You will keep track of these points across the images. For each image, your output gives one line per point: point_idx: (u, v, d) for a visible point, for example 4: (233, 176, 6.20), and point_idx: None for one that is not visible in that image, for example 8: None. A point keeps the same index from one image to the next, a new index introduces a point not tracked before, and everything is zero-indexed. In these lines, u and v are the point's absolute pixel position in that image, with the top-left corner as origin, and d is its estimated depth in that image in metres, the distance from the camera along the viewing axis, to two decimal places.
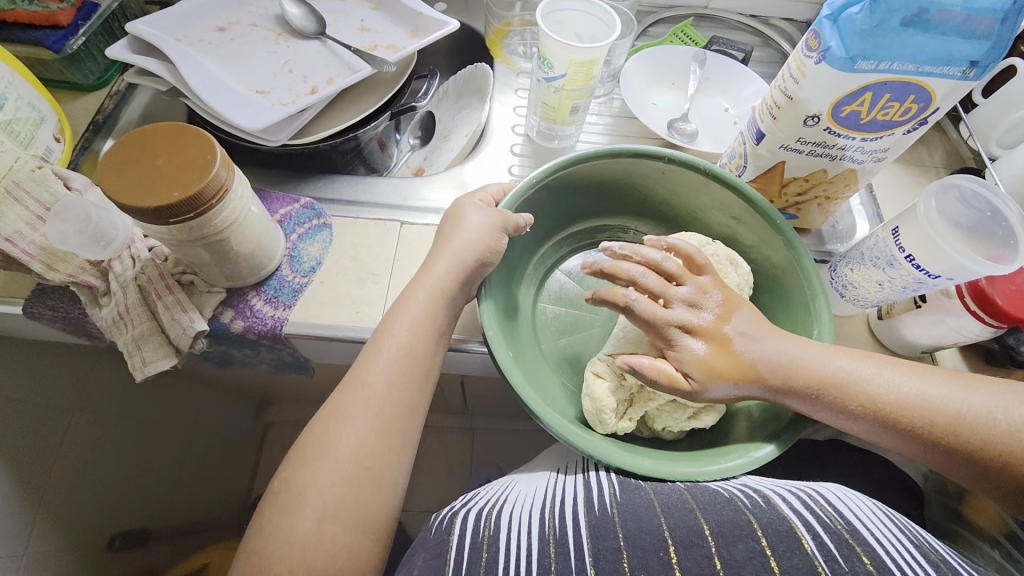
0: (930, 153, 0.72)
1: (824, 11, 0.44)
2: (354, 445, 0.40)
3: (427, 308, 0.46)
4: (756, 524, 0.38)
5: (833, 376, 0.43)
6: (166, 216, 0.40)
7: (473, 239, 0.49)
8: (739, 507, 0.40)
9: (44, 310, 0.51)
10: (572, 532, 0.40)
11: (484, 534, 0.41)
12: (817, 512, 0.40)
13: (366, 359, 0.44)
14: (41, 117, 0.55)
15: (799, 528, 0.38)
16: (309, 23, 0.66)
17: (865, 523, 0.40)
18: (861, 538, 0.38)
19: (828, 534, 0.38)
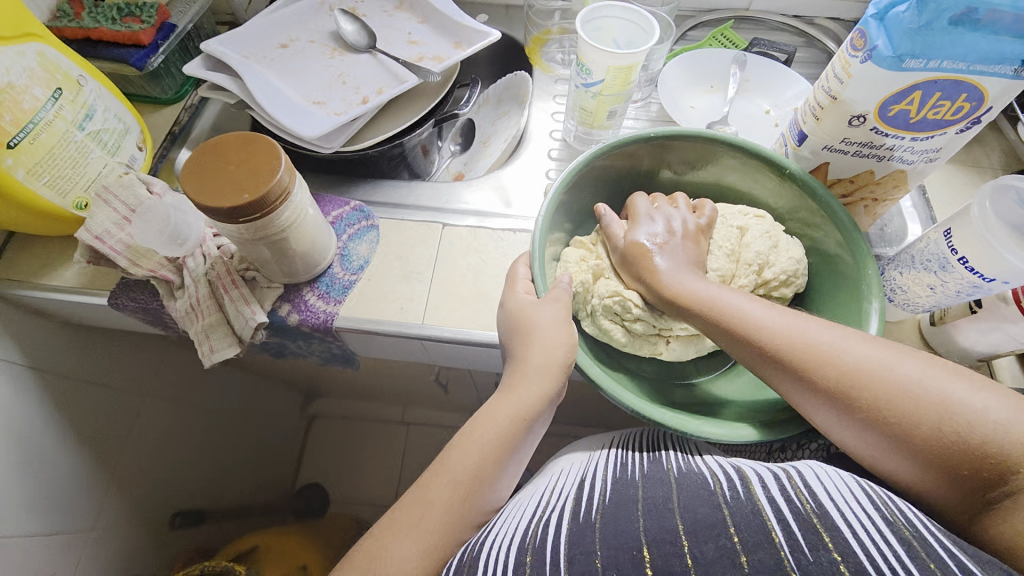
0: (990, 153, 0.69)
1: (871, 10, 0.43)
2: (399, 454, 0.44)
3: (499, 334, 0.50)
4: (729, 519, 0.37)
5: (809, 340, 0.41)
6: (236, 216, 0.44)
7: (531, 277, 0.52)
8: (717, 501, 0.39)
9: (127, 301, 0.57)
10: (553, 533, 0.39)
11: (470, 546, 0.41)
12: (790, 498, 0.38)
13: (437, 377, 0.48)
14: (125, 128, 0.61)
15: (771, 520, 0.36)
16: (360, 38, 0.70)
17: (840, 506, 0.37)
18: (831, 523, 0.35)
19: (799, 525, 0.35)
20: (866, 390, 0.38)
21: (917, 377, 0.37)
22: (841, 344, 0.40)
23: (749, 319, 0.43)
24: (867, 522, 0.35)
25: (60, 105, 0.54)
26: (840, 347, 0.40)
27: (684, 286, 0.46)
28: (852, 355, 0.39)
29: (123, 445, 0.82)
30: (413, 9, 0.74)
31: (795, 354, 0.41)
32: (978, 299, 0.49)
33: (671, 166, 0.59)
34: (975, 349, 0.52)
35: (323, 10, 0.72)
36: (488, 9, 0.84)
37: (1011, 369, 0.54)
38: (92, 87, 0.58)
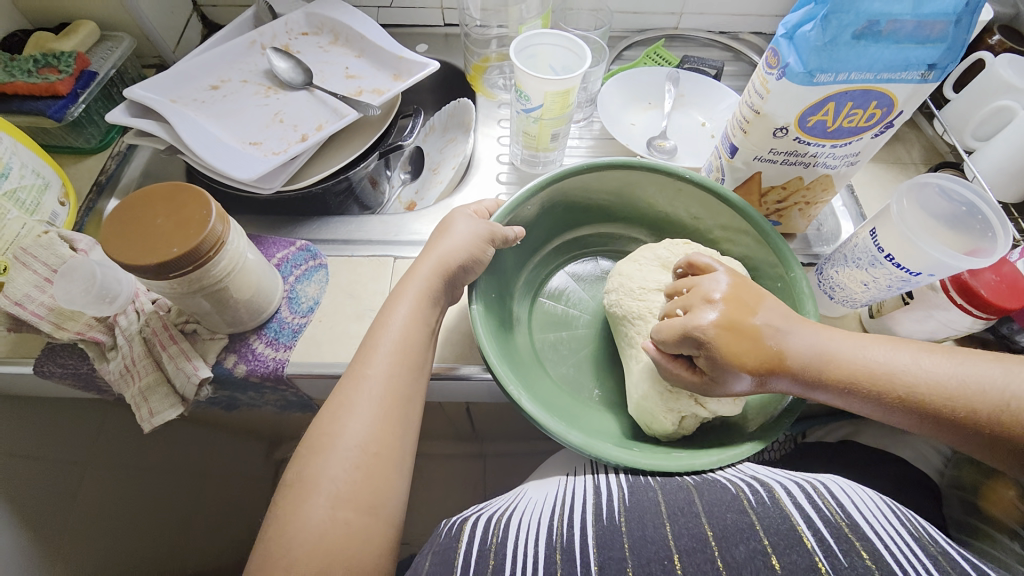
0: (908, 150, 0.74)
1: (780, 30, 0.46)
2: (341, 479, 0.40)
3: (415, 307, 0.48)
4: (757, 524, 0.39)
5: (831, 352, 0.43)
6: (166, 271, 0.42)
7: (459, 244, 0.50)
8: (742, 505, 0.41)
9: (54, 367, 0.53)
10: (580, 539, 0.41)
11: (492, 540, 0.42)
12: (817, 505, 0.41)
13: (364, 354, 0.46)
14: (44, 183, 0.58)
15: (799, 524, 0.39)
16: (296, 75, 0.69)
17: (868, 518, 0.40)
18: (861, 532, 0.39)
19: (828, 528, 0.39)
20: (915, 388, 0.40)
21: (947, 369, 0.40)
22: (871, 353, 0.42)
23: (808, 354, 0.43)
24: (894, 533, 0.39)
25: None
26: (870, 354, 0.42)
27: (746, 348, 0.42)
28: (881, 357, 0.42)
29: (65, 522, 0.75)
30: (349, 43, 0.74)
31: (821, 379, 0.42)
32: (910, 291, 0.52)
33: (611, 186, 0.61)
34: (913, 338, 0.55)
35: (255, 49, 0.71)
36: (427, 39, 0.84)
37: None
38: (6, 143, 0.54)
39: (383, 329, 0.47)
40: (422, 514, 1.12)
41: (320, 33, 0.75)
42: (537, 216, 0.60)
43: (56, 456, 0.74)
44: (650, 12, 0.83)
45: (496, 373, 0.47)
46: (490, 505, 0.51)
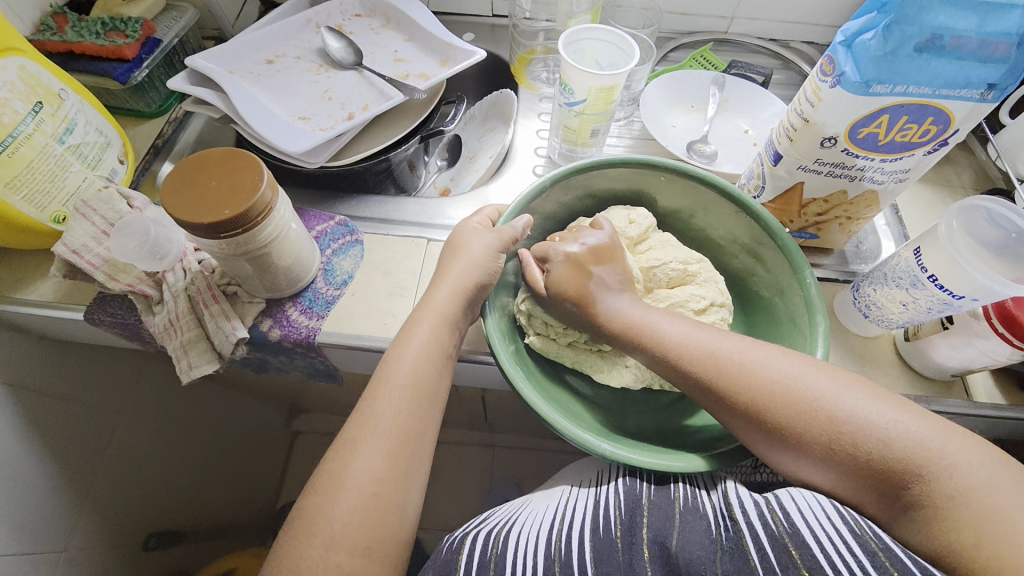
0: (958, 173, 0.71)
1: (839, 37, 0.45)
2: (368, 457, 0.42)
3: (431, 337, 0.48)
4: (717, 552, 0.38)
5: (727, 359, 0.44)
6: (217, 232, 0.44)
7: (475, 262, 0.51)
8: (709, 534, 0.40)
9: (104, 316, 0.56)
10: (576, 554, 0.41)
11: (491, 556, 0.42)
12: (766, 519, 0.39)
13: (378, 384, 0.46)
14: (106, 142, 0.61)
15: (750, 545, 0.38)
16: (347, 55, 0.71)
17: (809, 521, 0.38)
18: (802, 544, 0.36)
19: (771, 546, 0.37)
20: (815, 416, 0.39)
21: (921, 436, 0.37)
22: (821, 386, 0.41)
23: (696, 351, 0.45)
24: (830, 536, 0.36)
25: (40, 118, 0.53)
26: (783, 377, 0.42)
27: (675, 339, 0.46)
28: (856, 410, 0.39)
29: (99, 464, 0.79)
30: (399, 27, 0.76)
31: (747, 388, 0.42)
32: (949, 316, 0.51)
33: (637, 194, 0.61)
34: (946, 364, 0.53)
35: (310, 28, 0.73)
36: (475, 29, 0.85)
37: (983, 384, 0.55)
38: (74, 100, 0.57)
39: (398, 356, 0.47)
40: (428, 496, 1.14)
41: (373, 15, 0.76)
42: (562, 203, 0.60)
43: (95, 403, 0.78)
44: (701, 14, 0.82)
45: (529, 400, 0.45)
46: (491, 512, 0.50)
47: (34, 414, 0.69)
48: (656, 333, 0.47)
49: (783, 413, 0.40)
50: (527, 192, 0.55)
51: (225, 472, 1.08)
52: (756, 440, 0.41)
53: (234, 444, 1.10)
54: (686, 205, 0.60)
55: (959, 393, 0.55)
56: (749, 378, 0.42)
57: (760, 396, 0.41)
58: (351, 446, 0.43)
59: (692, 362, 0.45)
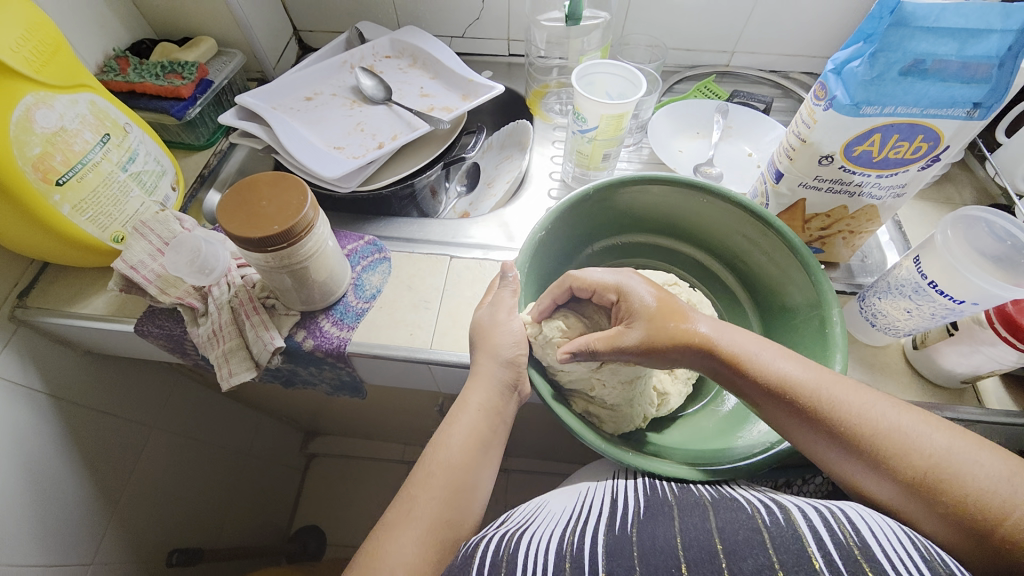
0: (958, 190, 0.74)
1: (829, 66, 0.50)
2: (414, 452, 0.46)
3: (487, 396, 0.51)
4: (769, 542, 0.37)
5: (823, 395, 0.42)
6: (265, 245, 0.49)
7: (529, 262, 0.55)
8: (755, 524, 0.39)
9: (153, 328, 0.61)
10: (590, 547, 0.41)
11: (504, 553, 0.42)
12: (832, 528, 0.38)
13: (442, 432, 0.50)
14: (162, 170, 0.67)
15: (809, 543, 0.37)
16: (378, 91, 0.78)
17: (878, 537, 0.37)
18: (874, 560, 0.35)
19: (838, 552, 0.36)
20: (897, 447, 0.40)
21: (936, 441, 0.40)
22: (846, 392, 0.43)
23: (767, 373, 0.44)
24: (902, 556, 0.36)
25: (107, 148, 0.60)
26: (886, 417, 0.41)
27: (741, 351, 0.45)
28: (881, 416, 0.41)
29: (129, 477, 0.82)
30: (425, 66, 0.83)
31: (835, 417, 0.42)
32: (955, 323, 0.53)
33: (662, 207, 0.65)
34: (956, 371, 0.55)
35: (344, 68, 0.81)
36: (493, 67, 0.93)
37: (995, 392, 0.56)
38: (137, 133, 0.64)
39: (460, 411, 0.50)
40: None
41: (400, 56, 0.84)
42: (593, 216, 0.64)
43: (132, 415, 0.82)
44: (703, 50, 0.88)
45: (563, 418, 0.46)
46: (508, 517, 0.50)
47: (77, 425, 0.72)
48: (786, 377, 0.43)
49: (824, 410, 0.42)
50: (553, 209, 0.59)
51: (245, 491, 1.09)
52: (800, 433, 0.43)
53: (254, 463, 1.12)
54: (707, 220, 0.63)
55: (970, 400, 0.56)
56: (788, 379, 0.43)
57: (806, 395, 0.43)
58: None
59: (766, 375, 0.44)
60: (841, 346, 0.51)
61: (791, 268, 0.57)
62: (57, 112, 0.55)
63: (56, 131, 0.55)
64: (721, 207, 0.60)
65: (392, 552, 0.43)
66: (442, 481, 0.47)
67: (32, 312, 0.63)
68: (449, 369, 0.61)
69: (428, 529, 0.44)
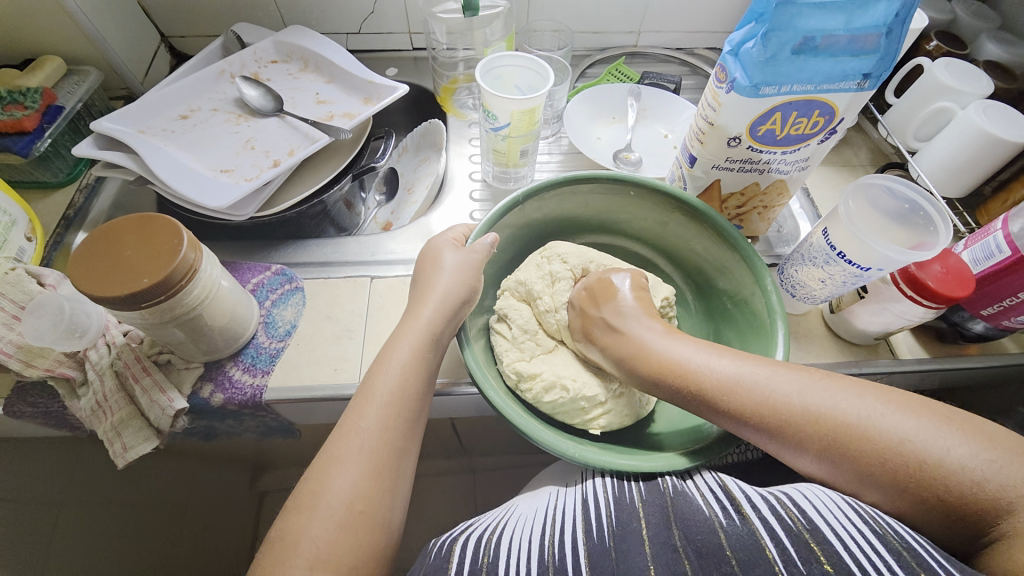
0: (856, 153, 0.78)
1: (726, 47, 0.49)
2: (345, 493, 0.41)
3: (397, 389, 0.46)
4: (727, 544, 0.38)
5: (842, 418, 0.39)
6: (136, 302, 0.42)
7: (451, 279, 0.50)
8: (715, 526, 0.40)
9: (24, 407, 0.52)
10: (564, 560, 0.40)
11: (484, 561, 0.41)
12: (781, 516, 0.39)
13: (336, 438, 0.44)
14: (12, 220, 0.57)
15: (764, 538, 0.38)
16: (266, 102, 0.70)
17: (827, 519, 0.38)
18: (821, 536, 0.36)
19: (789, 539, 0.37)
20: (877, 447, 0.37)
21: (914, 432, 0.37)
22: (850, 409, 0.39)
23: (774, 407, 0.41)
24: (855, 533, 0.36)
25: None
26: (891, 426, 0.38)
27: (724, 377, 0.44)
28: (850, 412, 0.39)
29: None
30: (319, 70, 0.75)
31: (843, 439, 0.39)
32: (865, 286, 0.55)
33: (596, 205, 0.63)
34: (870, 331, 0.58)
35: (224, 78, 0.72)
36: (397, 63, 0.87)
37: (907, 343, 0.60)
38: None
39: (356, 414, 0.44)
40: (412, 532, 1.09)
41: (289, 60, 0.76)
42: (512, 231, 0.60)
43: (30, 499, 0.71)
44: (611, 31, 0.87)
45: (512, 420, 0.45)
46: (479, 518, 0.50)
47: None
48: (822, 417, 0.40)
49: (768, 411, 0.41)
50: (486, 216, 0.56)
51: (188, 549, 1.00)
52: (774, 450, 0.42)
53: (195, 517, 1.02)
54: (648, 214, 0.62)
55: (885, 354, 0.60)
56: (731, 394, 0.43)
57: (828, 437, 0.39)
58: (327, 463, 0.42)
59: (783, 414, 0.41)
60: (781, 319, 0.51)
61: (732, 257, 0.57)
62: None
63: None
64: (656, 199, 0.59)
65: (309, 545, 0.39)
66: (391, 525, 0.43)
67: None
68: None
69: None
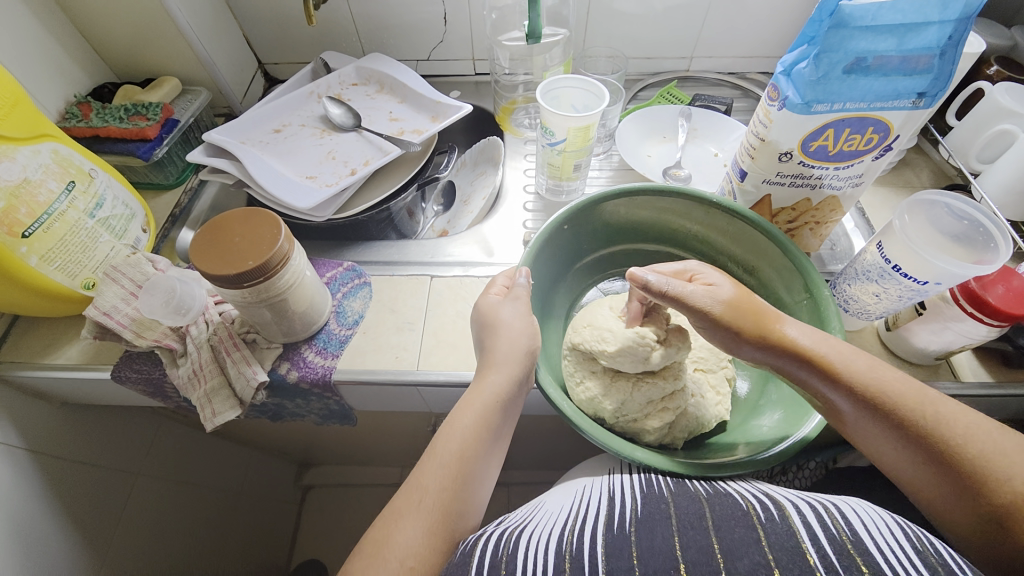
0: (916, 174, 0.77)
1: (778, 68, 0.52)
2: (410, 544, 0.42)
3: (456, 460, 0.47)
4: (765, 540, 0.39)
5: (933, 411, 0.43)
6: (240, 281, 0.48)
7: (516, 331, 0.51)
8: (751, 522, 0.41)
9: (130, 372, 0.59)
10: (591, 544, 0.42)
11: (503, 552, 0.42)
12: (825, 523, 0.40)
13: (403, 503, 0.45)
14: (131, 214, 0.67)
15: (805, 541, 0.38)
16: (347, 119, 0.79)
17: (869, 532, 0.39)
18: (864, 548, 0.38)
19: (832, 547, 0.38)
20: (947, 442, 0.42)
21: (983, 442, 0.41)
22: (943, 408, 0.43)
23: (865, 380, 0.45)
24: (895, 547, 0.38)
25: (73, 196, 0.59)
26: (970, 438, 0.42)
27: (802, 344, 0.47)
28: (947, 411, 0.43)
29: (117, 527, 0.79)
30: (393, 91, 0.84)
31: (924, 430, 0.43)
32: (923, 302, 0.54)
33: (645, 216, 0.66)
34: (929, 350, 0.56)
35: (312, 98, 0.81)
36: (460, 86, 0.94)
37: (970, 365, 0.58)
38: (103, 177, 0.63)
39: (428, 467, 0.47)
40: None
41: (367, 82, 0.84)
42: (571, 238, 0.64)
43: (116, 465, 0.79)
44: (663, 57, 0.91)
45: (566, 412, 0.47)
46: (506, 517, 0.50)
47: (55, 477, 0.69)
48: (927, 412, 0.43)
49: (884, 401, 0.44)
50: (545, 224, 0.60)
51: (239, 533, 1.06)
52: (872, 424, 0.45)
53: (247, 501, 1.09)
54: (698, 227, 0.64)
55: (947, 375, 0.58)
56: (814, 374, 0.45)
57: (922, 420, 0.43)
58: (392, 518, 0.44)
59: (892, 394, 0.44)
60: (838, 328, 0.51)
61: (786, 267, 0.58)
62: (20, 164, 0.54)
63: (20, 183, 0.53)
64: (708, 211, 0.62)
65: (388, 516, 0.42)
66: (444, 488, 0.46)
67: (6, 367, 0.61)
68: (438, 389, 0.61)
69: (437, 543, 0.43)
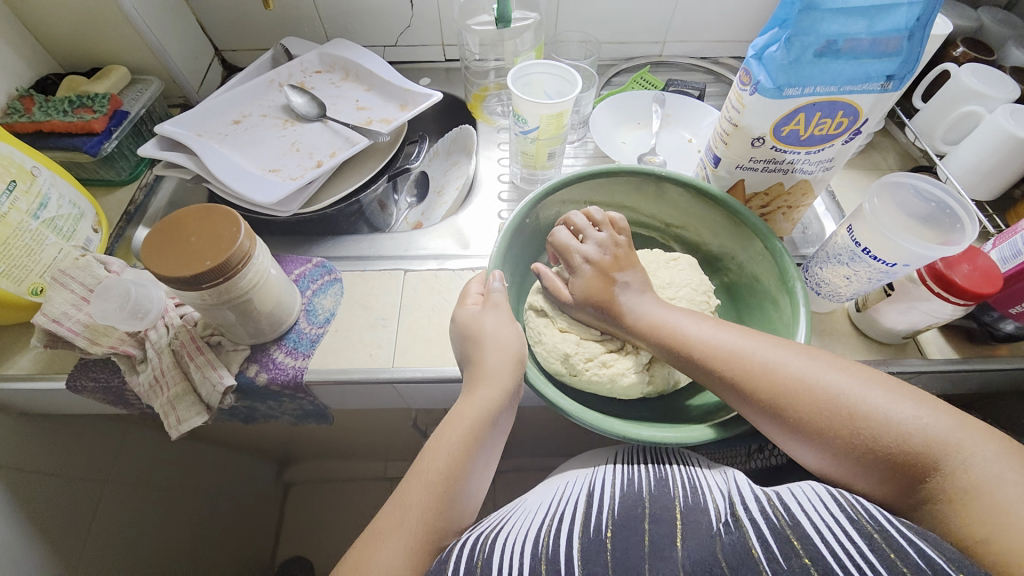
0: (884, 156, 0.78)
1: (750, 52, 0.51)
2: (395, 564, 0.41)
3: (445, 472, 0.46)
4: (720, 546, 0.39)
5: (853, 405, 0.42)
6: (198, 283, 0.46)
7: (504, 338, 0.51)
8: (712, 530, 0.41)
9: (86, 381, 0.56)
10: (565, 546, 0.42)
11: (480, 555, 0.42)
12: (767, 514, 0.42)
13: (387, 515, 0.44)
14: (80, 213, 0.63)
15: (752, 539, 0.40)
16: (311, 108, 0.75)
17: (809, 514, 0.41)
18: (805, 536, 0.39)
19: (774, 537, 0.39)
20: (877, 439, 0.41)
21: (922, 425, 0.40)
22: (867, 398, 0.42)
23: (772, 378, 0.45)
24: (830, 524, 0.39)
25: (14, 196, 0.55)
26: (905, 421, 0.41)
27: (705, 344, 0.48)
28: (877, 405, 0.42)
29: (86, 540, 0.76)
30: (359, 79, 0.81)
31: (848, 428, 0.42)
32: (891, 284, 0.56)
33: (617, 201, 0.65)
34: (897, 329, 0.58)
35: (273, 87, 0.77)
36: (430, 73, 0.92)
37: (936, 342, 0.60)
38: (46, 175, 0.59)
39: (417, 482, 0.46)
40: None
41: (332, 70, 0.81)
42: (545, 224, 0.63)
43: (81, 476, 0.75)
44: (636, 42, 0.90)
45: (562, 407, 0.46)
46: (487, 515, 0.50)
47: (14, 493, 0.66)
48: (849, 408, 0.42)
49: (790, 400, 0.44)
50: (516, 211, 0.58)
51: (219, 538, 1.03)
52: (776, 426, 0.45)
53: (225, 506, 1.06)
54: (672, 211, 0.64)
55: (913, 353, 0.59)
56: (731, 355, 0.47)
57: (838, 415, 0.42)
58: (378, 538, 0.43)
59: (789, 393, 0.44)
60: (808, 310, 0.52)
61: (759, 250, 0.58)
62: None
63: None
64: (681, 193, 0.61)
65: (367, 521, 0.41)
66: (421, 488, 0.45)
67: None
68: (415, 386, 0.59)
69: (416, 543, 0.43)
